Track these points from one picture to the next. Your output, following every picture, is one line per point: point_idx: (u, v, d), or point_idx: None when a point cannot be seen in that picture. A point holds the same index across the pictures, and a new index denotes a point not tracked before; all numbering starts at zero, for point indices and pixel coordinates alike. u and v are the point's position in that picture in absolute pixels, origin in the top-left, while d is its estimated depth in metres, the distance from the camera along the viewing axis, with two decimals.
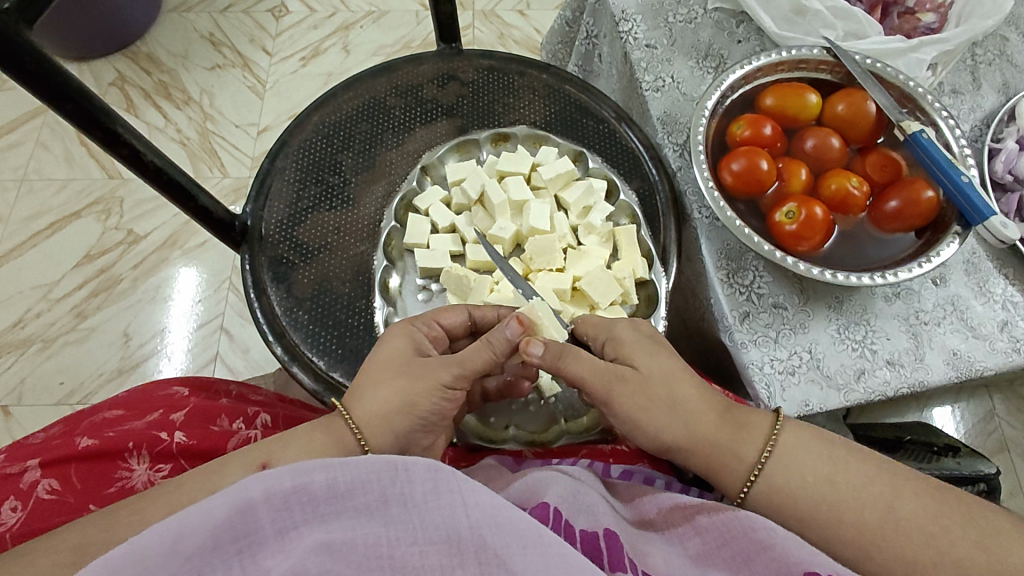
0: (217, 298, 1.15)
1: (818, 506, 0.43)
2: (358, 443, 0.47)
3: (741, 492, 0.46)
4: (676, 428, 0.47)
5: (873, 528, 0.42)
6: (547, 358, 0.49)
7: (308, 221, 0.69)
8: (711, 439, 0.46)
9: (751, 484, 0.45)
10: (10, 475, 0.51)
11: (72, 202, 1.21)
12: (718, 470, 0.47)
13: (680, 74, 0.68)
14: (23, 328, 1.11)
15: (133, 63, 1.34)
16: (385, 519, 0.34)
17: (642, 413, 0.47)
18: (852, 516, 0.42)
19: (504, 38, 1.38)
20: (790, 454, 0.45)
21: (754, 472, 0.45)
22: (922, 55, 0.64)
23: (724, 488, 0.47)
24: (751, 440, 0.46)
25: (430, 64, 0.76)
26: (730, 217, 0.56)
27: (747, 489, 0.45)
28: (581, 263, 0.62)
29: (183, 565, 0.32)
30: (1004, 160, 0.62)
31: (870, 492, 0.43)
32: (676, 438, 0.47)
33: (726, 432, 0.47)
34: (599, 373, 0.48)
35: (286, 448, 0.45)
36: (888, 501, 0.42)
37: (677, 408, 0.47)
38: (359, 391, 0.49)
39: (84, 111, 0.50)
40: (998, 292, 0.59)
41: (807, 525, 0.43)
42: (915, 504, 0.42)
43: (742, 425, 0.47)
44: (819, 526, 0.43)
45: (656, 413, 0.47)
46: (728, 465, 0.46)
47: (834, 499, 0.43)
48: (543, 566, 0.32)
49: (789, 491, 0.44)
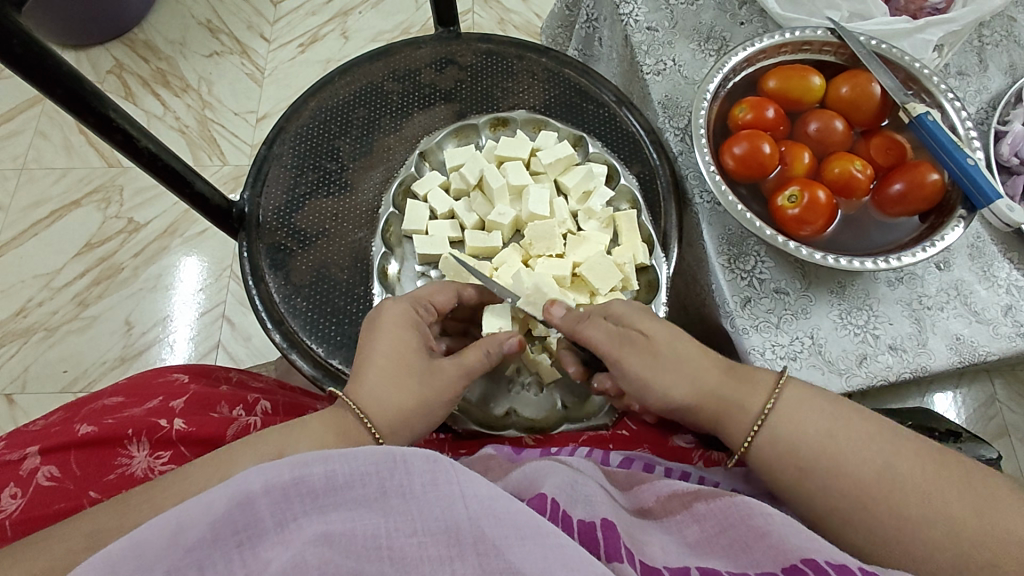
0: (218, 286, 1.15)
1: (822, 458, 0.42)
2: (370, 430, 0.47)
3: (747, 441, 0.46)
4: (684, 384, 0.48)
5: (879, 492, 0.41)
6: (566, 320, 0.53)
7: (306, 208, 0.68)
8: (717, 391, 0.48)
9: (753, 436, 0.45)
10: (9, 462, 0.51)
11: (72, 190, 1.21)
12: (723, 426, 0.48)
13: (681, 57, 0.67)
14: (25, 316, 1.11)
15: (131, 50, 1.33)
16: (383, 510, 0.34)
17: (650, 367, 0.49)
18: (849, 471, 0.42)
19: (505, 23, 1.37)
20: (796, 411, 0.45)
21: (757, 424, 0.45)
22: (929, 36, 0.63)
23: (731, 437, 0.47)
24: (756, 390, 0.47)
25: (427, 48, 0.75)
26: (732, 201, 0.55)
27: (749, 440, 0.46)
28: (581, 248, 0.61)
29: (184, 558, 0.31)
30: (1011, 142, 0.60)
31: (875, 448, 0.42)
32: (685, 387, 0.48)
33: (730, 390, 0.47)
34: (613, 336, 0.51)
35: (300, 432, 0.44)
36: (888, 456, 0.41)
37: (681, 368, 0.48)
38: (379, 397, 0.48)
39: (75, 95, 0.50)
40: (1002, 276, 0.58)
41: (802, 483, 0.43)
42: (917, 460, 0.41)
43: (749, 376, 0.48)
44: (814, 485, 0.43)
45: (665, 372, 0.49)
46: (735, 416, 0.47)
47: (843, 453, 0.42)
48: (541, 557, 0.32)
49: (794, 449, 0.44)
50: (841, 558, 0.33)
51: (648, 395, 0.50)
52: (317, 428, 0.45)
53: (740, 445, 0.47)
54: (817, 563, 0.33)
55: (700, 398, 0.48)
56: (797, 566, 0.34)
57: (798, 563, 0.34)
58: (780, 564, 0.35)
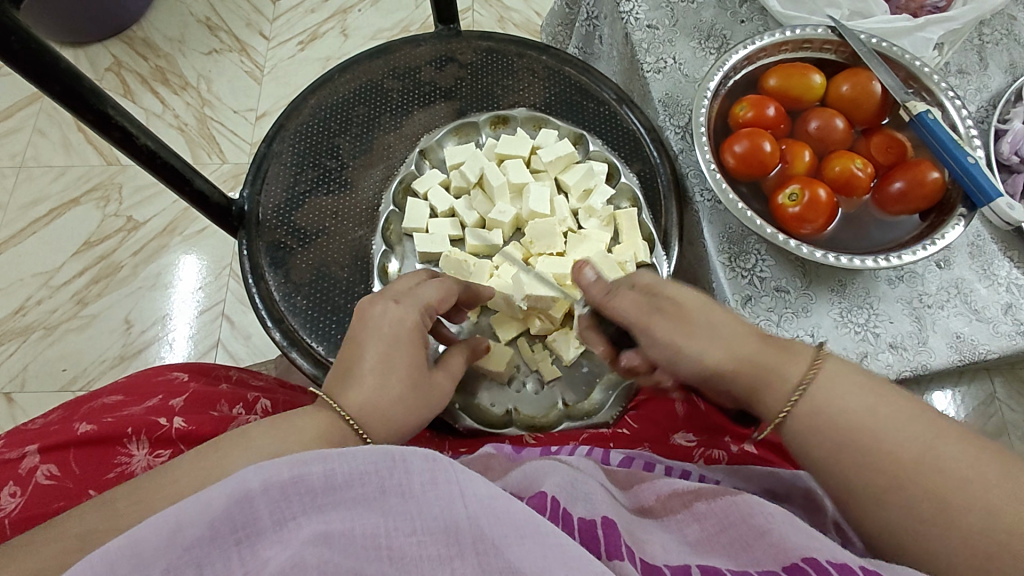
0: (217, 284, 1.14)
1: (854, 434, 0.39)
2: (359, 436, 0.44)
3: (783, 412, 0.42)
4: (719, 350, 0.45)
5: (915, 473, 0.37)
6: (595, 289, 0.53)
7: (306, 206, 0.68)
8: (755, 358, 0.44)
9: (791, 407, 0.42)
10: (8, 461, 0.50)
11: (70, 189, 1.21)
12: (758, 397, 0.44)
13: (682, 55, 0.67)
14: (23, 315, 1.11)
15: (129, 48, 1.32)
16: (383, 510, 0.34)
17: (682, 335, 0.46)
18: (886, 450, 0.38)
19: (504, 21, 1.36)
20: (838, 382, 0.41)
21: (796, 395, 0.42)
22: (929, 34, 0.63)
23: (765, 407, 0.44)
24: (797, 362, 0.43)
25: (427, 46, 0.75)
26: (733, 200, 0.55)
27: (787, 411, 0.42)
28: (582, 246, 0.62)
29: (181, 556, 0.31)
30: (1011, 140, 0.60)
31: (917, 428, 0.38)
32: (719, 352, 0.45)
33: (769, 359, 0.44)
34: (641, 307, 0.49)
35: (307, 418, 0.43)
36: (931, 438, 0.38)
37: (714, 338, 0.45)
38: (389, 415, 0.46)
39: (73, 92, 0.50)
40: (1002, 275, 0.58)
41: (833, 461, 0.40)
42: (959, 445, 0.38)
43: (789, 347, 0.44)
44: (845, 463, 0.40)
45: (697, 340, 0.46)
46: (772, 385, 0.43)
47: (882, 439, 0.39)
48: (541, 556, 0.32)
49: (822, 426, 0.41)
50: (843, 558, 0.33)
51: (681, 363, 0.47)
52: (325, 416, 0.44)
53: (776, 415, 0.43)
54: (819, 562, 0.33)
55: (735, 363, 0.45)
56: (798, 564, 0.34)
57: (799, 561, 0.34)
58: (780, 563, 0.34)
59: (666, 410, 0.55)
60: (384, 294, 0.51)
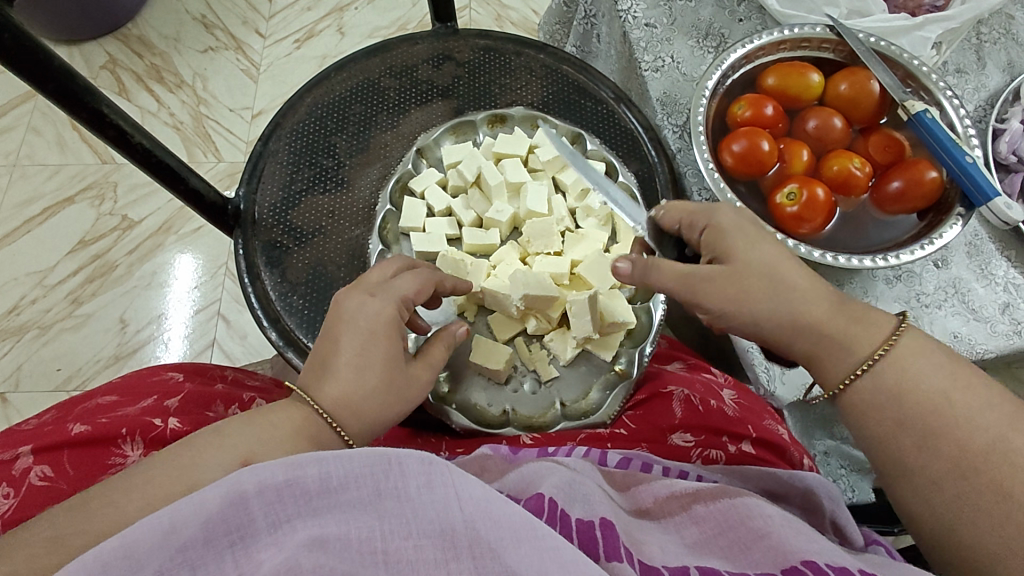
0: (213, 284, 1.14)
1: (922, 413, 0.41)
2: (336, 432, 0.45)
3: (843, 382, 0.45)
4: (781, 313, 0.46)
5: (977, 457, 0.38)
6: (635, 272, 0.52)
7: (302, 205, 0.68)
8: (821, 327, 0.45)
9: (852, 378, 0.44)
10: (2, 462, 0.50)
11: (65, 187, 1.20)
12: (818, 365, 0.46)
13: (680, 54, 0.67)
14: (17, 315, 1.10)
15: (124, 45, 1.31)
16: (378, 513, 0.33)
17: (735, 296, 0.47)
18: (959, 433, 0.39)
19: (501, 19, 1.36)
20: (909, 359, 0.42)
21: (861, 367, 0.44)
22: (927, 33, 0.62)
23: (827, 377, 0.46)
24: (870, 336, 0.44)
25: (424, 44, 0.75)
26: (730, 199, 0.55)
27: (846, 382, 0.44)
28: (579, 245, 0.62)
29: (173, 558, 0.31)
30: (1008, 140, 0.60)
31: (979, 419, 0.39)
32: (783, 315, 0.46)
33: (836, 327, 0.45)
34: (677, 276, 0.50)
35: (302, 416, 0.43)
36: (1008, 431, 0.38)
37: (777, 298, 0.46)
38: (361, 407, 0.46)
39: (67, 90, 0.49)
40: (1000, 275, 0.58)
41: (889, 437, 0.42)
42: None
43: (861, 317, 0.45)
44: (911, 443, 0.41)
45: (760, 299, 0.47)
46: (834, 354, 0.45)
47: (933, 419, 0.40)
48: (538, 559, 0.32)
49: (887, 398, 0.42)
50: (842, 561, 0.33)
51: (739, 323, 0.48)
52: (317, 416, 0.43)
53: (836, 385, 0.45)
54: (817, 565, 0.33)
55: (795, 326, 0.46)
56: (795, 567, 0.33)
57: (797, 564, 0.34)
58: (779, 565, 0.34)
59: (664, 410, 0.55)
60: (358, 286, 0.50)
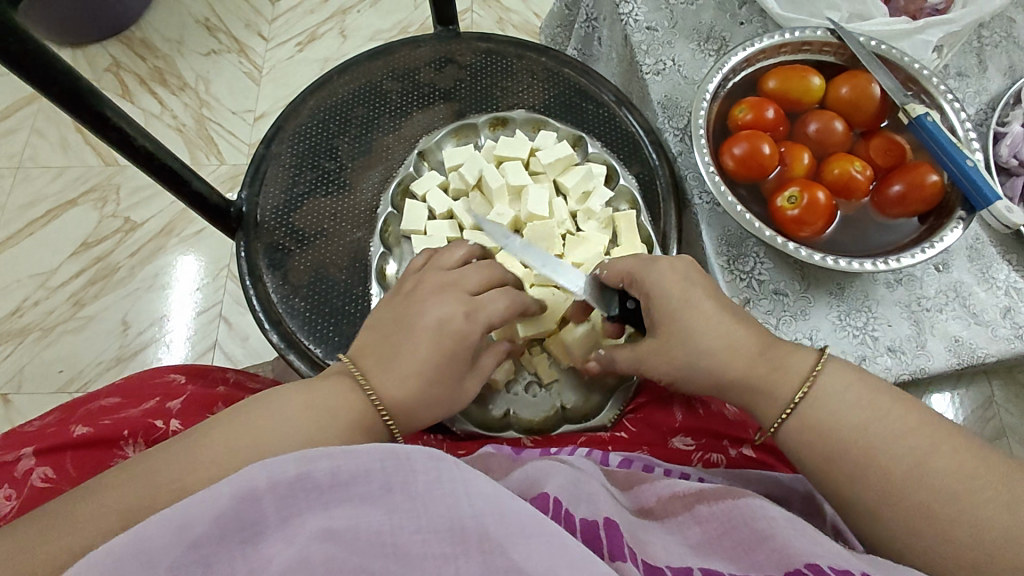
0: (215, 286, 1.14)
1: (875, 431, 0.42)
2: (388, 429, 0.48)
3: (778, 422, 0.46)
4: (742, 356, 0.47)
5: (908, 484, 0.40)
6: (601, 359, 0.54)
7: (305, 208, 0.68)
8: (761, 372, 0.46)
9: (782, 420, 0.46)
10: (4, 463, 0.50)
11: (68, 189, 1.20)
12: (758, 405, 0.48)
13: (681, 57, 0.67)
14: (20, 316, 1.11)
15: (128, 48, 1.32)
16: (388, 507, 0.33)
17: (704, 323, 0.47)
18: (885, 463, 0.41)
19: (503, 22, 1.36)
20: (832, 396, 0.44)
21: (787, 410, 0.45)
22: (929, 36, 0.62)
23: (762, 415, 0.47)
24: (789, 376, 0.46)
25: (427, 47, 0.75)
26: (731, 202, 0.55)
27: (781, 421, 0.46)
28: (581, 247, 0.61)
29: (188, 554, 0.31)
30: (1010, 144, 0.61)
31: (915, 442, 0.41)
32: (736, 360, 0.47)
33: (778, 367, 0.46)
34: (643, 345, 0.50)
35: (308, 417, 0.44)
36: (922, 454, 0.41)
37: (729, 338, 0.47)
38: (414, 413, 0.49)
39: (71, 92, 0.50)
40: (1001, 278, 0.58)
41: (859, 462, 0.42)
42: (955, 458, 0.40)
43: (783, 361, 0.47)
44: (856, 466, 0.42)
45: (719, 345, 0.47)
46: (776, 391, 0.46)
47: (880, 446, 0.41)
48: (547, 556, 0.31)
49: (825, 428, 0.44)
50: (845, 564, 0.33)
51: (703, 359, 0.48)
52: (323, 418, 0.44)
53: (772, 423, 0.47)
54: (821, 568, 0.33)
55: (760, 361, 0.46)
56: (799, 569, 0.34)
57: (801, 566, 0.34)
58: (783, 567, 0.34)
59: (666, 414, 0.55)
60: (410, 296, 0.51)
